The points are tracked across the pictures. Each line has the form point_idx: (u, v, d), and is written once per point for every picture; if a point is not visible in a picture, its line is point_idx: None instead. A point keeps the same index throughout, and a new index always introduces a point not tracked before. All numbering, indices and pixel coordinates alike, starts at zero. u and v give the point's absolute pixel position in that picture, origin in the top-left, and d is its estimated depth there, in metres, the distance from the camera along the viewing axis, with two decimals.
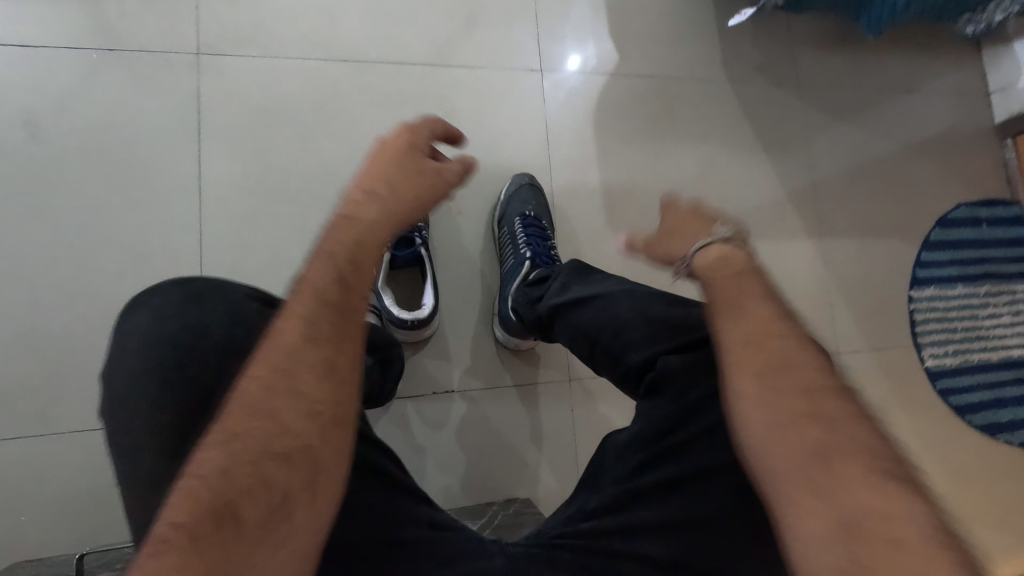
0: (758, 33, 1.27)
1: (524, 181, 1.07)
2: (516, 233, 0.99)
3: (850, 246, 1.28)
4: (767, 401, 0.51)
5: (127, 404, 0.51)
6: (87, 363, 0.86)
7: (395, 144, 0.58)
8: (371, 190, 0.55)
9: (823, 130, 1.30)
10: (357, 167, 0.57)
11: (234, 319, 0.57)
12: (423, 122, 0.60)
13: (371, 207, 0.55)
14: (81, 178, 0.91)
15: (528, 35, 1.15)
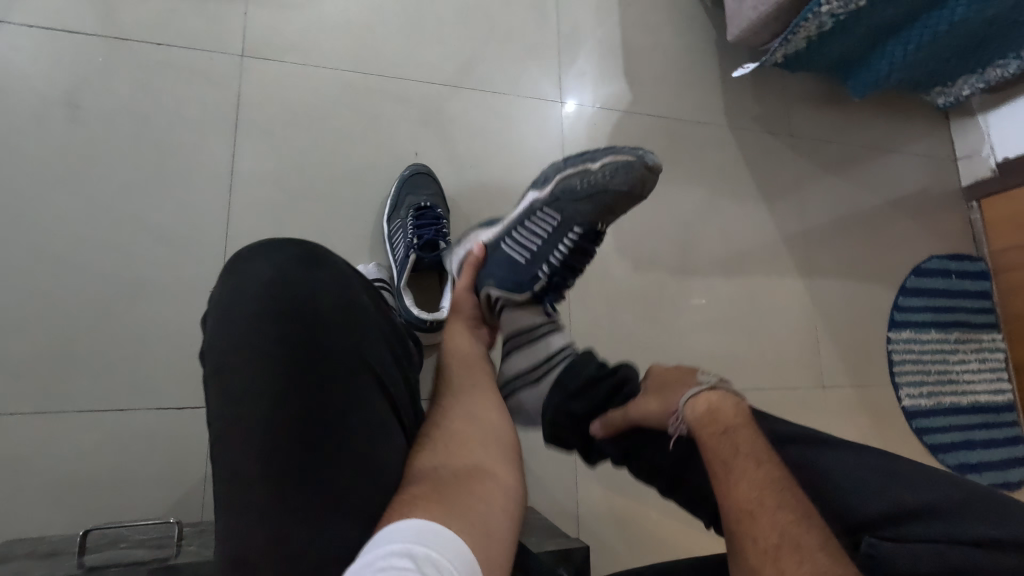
0: (757, 87, 1.39)
1: (632, 170, 0.73)
2: (567, 234, 0.77)
3: (835, 286, 1.37)
4: (764, 543, 0.56)
5: (234, 359, 0.52)
6: (102, 341, 0.88)
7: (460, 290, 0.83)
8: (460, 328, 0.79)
9: (811, 178, 1.41)
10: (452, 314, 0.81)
11: (341, 291, 0.58)
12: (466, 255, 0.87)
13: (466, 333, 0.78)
14: (116, 162, 0.94)
15: (550, 69, 1.24)
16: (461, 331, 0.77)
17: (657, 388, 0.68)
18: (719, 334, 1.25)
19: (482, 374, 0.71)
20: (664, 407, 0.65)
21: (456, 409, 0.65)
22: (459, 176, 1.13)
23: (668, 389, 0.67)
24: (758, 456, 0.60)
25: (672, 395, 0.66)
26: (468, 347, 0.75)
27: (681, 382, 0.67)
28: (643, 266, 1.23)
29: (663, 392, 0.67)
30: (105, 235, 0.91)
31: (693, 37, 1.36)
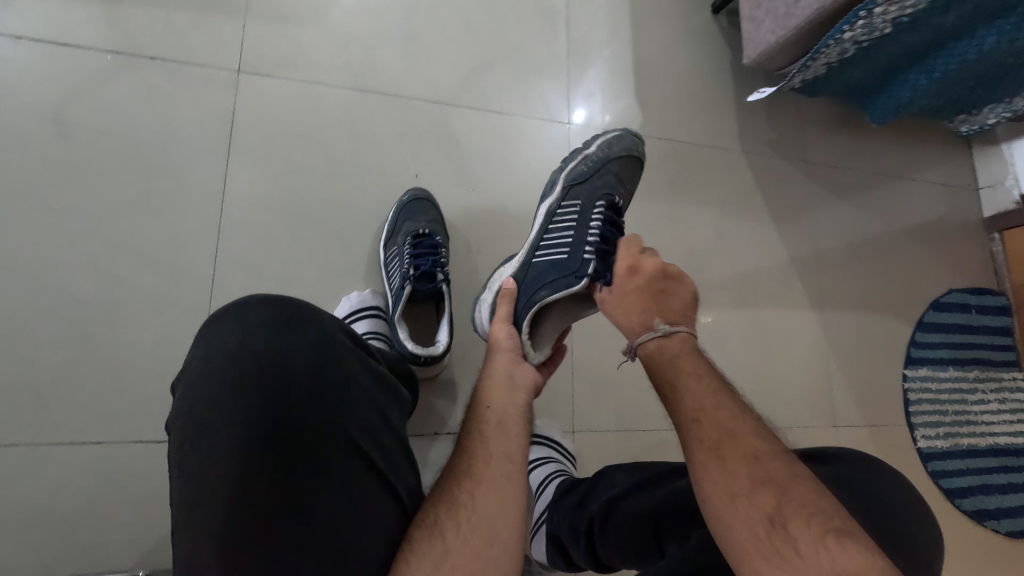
0: (773, 111, 1.34)
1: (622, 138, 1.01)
2: (589, 215, 0.89)
3: (849, 319, 1.31)
4: (733, 455, 0.55)
5: (195, 440, 0.48)
6: (81, 369, 0.84)
7: (506, 343, 0.73)
8: (501, 382, 0.66)
9: (826, 205, 1.36)
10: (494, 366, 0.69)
11: (318, 353, 0.53)
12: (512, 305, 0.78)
13: (508, 393, 0.64)
14: (102, 179, 0.90)
15: (558, 89, 1.20)
16: (500, 384, 0.65)
17: (636, 285, 0.70)
18: (727, 367, 1.20)
19: (514, 455, 0.58)
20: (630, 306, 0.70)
21: (475, 513, 0.52)
22: (460, 200, 1.09)
23: (645, 299, 0.69)
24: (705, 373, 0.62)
25: (643, 300, 0.69)
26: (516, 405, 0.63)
27: (654, 296, 0.69)
28: None
29: (636, 296, 0.69)
30: (89, 257, 0.87)
31: (707, 58, 1.31)
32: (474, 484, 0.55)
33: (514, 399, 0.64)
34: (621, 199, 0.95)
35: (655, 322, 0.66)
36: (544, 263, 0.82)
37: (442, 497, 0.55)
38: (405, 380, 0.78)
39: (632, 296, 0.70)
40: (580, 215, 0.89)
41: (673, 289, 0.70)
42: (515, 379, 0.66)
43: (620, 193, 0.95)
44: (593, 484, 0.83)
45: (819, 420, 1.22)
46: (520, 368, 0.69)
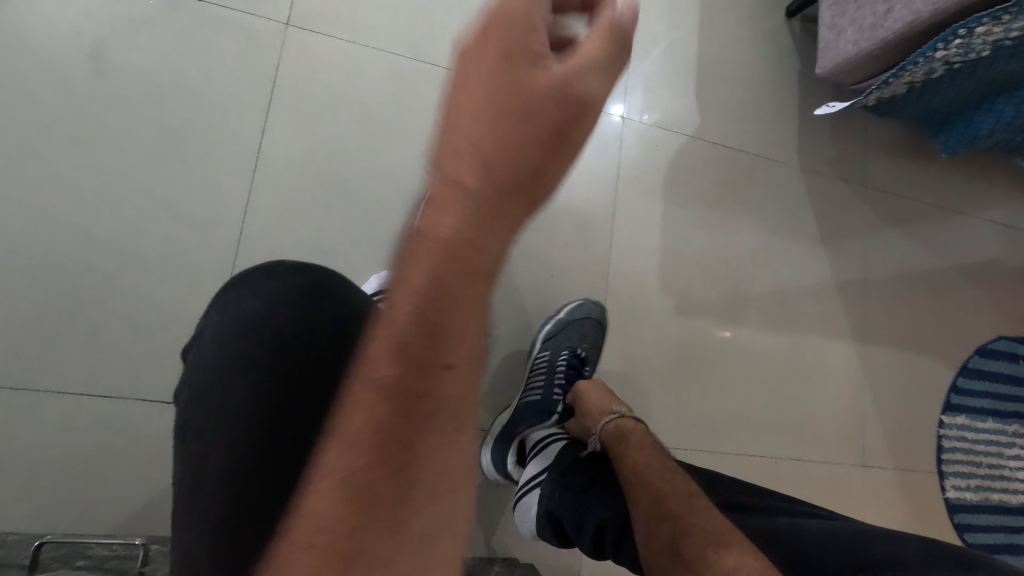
0: (838, 128, 1.27)
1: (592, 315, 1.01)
2: (555, 369, 0.97)
3: (889, 356, 1.25)
4: (669, 492, 0.64)
5: (198, 406, 0.45)
6: (93, 319, 0.81)
7: (509, 78, 0.34)
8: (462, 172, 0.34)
9: (880, 232, 1.28)
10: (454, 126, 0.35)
11: (339, 332, 0.49)
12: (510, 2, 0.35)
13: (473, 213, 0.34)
14: (135, 123, 0.86)
15: (616, 80, 1.13)
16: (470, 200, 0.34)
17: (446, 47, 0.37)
18: (759, 391, 1.13)
19: (447, 423, 0.33)
20: (477, 55, 0.35)
21: (396, 508, 0.31)
22: None
23: (513, 65, 0.35)
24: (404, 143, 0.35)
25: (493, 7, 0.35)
26: (459, 258, 0.33)
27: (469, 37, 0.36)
28: (688, 307, 1.10)
29: (502, 71, 0.35)
30: (114, 203, 0.83)
31: (775, 65, 1.24)
32: (391, 469, 0.31)
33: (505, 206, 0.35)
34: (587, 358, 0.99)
35: (614, 408, 0.83)
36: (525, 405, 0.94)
37: (336, 487, 0.31)
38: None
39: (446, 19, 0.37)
40: (545, 370, 0.98)
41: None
42: (427, 234, 0.34)
43: (588, 344, 0.98)
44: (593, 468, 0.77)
45: (847, 458, 1.16)
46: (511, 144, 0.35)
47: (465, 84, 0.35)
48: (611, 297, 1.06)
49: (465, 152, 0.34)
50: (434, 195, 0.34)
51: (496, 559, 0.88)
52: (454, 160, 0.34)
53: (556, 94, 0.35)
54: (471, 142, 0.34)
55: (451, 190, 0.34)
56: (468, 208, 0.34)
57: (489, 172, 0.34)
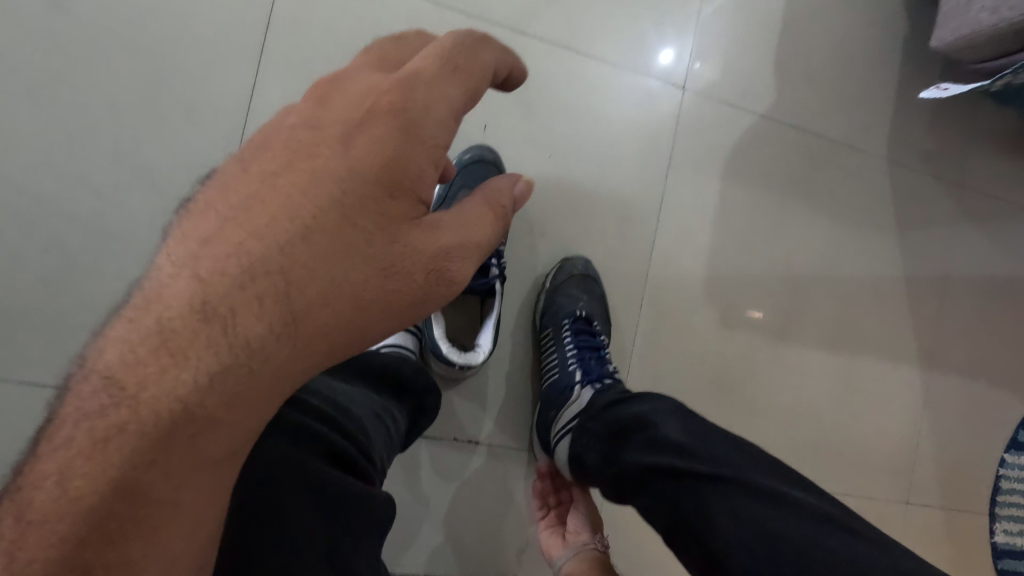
0: (937, 114, 1.06)
1: (576, 271, 0.87)
2: (563, 344, 0.82)
3: (958, 385, 1.09)
4: None
5: None
6: (47, 298, 0.71)
7: (342, 171, 0.32)
8: (252, 284, 0.29)
9: (970, 241, 1.09)
10: (223, 196, 0.31)
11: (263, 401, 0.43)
12: (416, 96, 0.34)
13: (258, 314, 0.29)
14: (103, 70, 0.74)
15: (680, 41, 0.94)
16: (267, 291, 0.30)
17: (270, 136, 0.33)
18: (804, 417, 1.00)
19: (177, 537, 0.28)
20: (311, 193, 0.32)
21: None
22: (531, 165, 0.88)
23: (348, 232, 0.32)
24: (184, 265, 0.29)
25: (354, 152, 0.33)
26: (158, 476, 0.27)
27: (314, 160, 0.32)
28: (735, 319, 0.96)
29: (328, 233, 0.31)
30: (75, 164, 0.72)
31: (873, 32, 1.02)
32: None
33: (339, 321, 0.32)
34: (585, 307, 0.85)
35: None
36: (547, 388, 0.81)
37: None
38: (419, 412, 0.63)
39: (296, 111, 0.34)
40: (553, 344, 0.83)
41: (456, 87, 0.35)
42: (127, 420, 0.27)
43: (589, 300, 0.85)
44: (626, 429, 0.64)
45: (891, 494, 1.04)
46: (312, 240, 0.31)
47: (273, 215, 0.31)
48: (647, 303, 0.92)
49: (227, 313, 0.29)
50: (156, 346, 0.28)
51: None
52: (217, 317, 0.29)
53: (386, 289, 0.33)
54: (243, 288, 0.29)
55: (183, 362, 0.28)
56: (200, 402, 0.28)
57: (256, 362, 0.29)
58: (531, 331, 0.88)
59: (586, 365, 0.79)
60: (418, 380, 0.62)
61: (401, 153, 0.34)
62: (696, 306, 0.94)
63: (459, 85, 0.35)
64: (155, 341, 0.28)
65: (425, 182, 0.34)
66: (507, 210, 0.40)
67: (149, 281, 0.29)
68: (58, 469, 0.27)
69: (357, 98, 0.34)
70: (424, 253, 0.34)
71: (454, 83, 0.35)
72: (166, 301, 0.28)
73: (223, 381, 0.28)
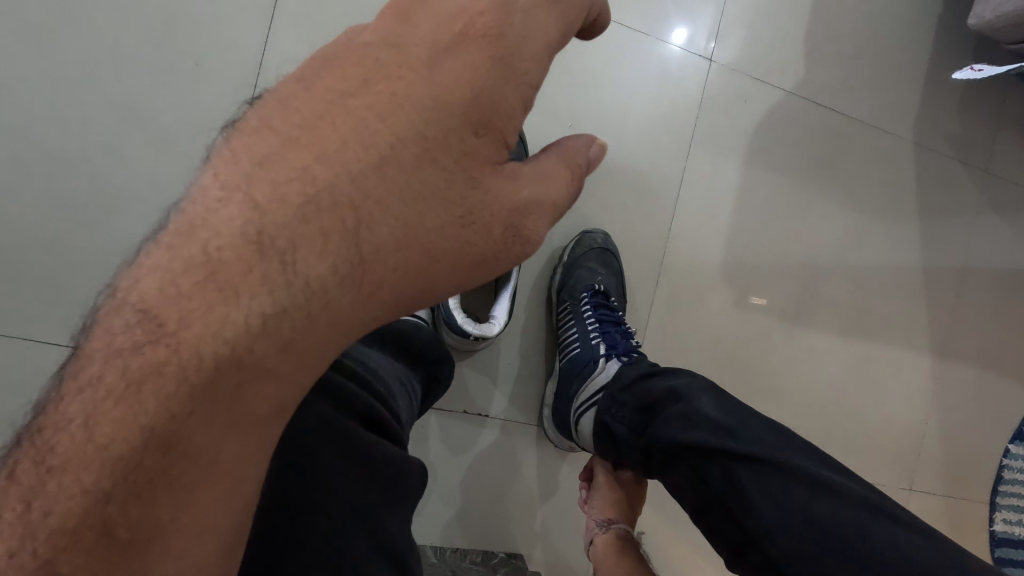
0: (967, 98, 1.03)
1: (596, 244, 0.85)
2: (583, 316, 0.80)
3: (968, 375, 1.08)
4: None
5: None
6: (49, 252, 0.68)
7: (427, 96, 0.30)
8: (320, 218, 0.28)
9: (990, 229, 1.08)
10: (289, 113, 0.29)
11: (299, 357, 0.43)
12: (517, 22, 0.32)
13: (322, 253, 0.28)
14: (110, 13, 0.71)
15: (707, 9, 0.91)
16: (336, 231, 0.28)
17: (337, 53, 0.31)
18: (814, 401, 0.99)
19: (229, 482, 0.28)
20: (386, 122, 0.30)
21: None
22: (551, 133, 0.85)
23: (426, 172, 0.30)
24: (236, 188, 0.27)
25: (439, 82, 0.31)
26: (198, 427, 0.26)
27: (389, 85, 0.30)
28: (750, 300, 0.94)
29: (405, 169, 0.30)
30: (80, 112, 0.70)
31: (907, 9, 0.99)
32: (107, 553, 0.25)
33: (406, 265, 0.30)
34: (603, 280, 0.83)
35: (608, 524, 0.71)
36: (568, 363, 0.79)
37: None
38: (434, 381, 0.62)
39: (372, 27, 0.32)
40: (572, 318, 0.81)
41: (554, 21, 0.33)
42: (166, 360, 0.26)
43: (607, 274, 0.84)
44: (658, 402, 0.63)
45: (895, 480, 1.03)
46: (385, 179, 0.29)
47: (344, 141, 0.29)
48: (663, 281, 0.91)
49: (285, 248, 0.27)
50: (203, 278, 0.26)
51: (502, 556, 0.80)
52: (273, 251, 0.27)
53: (460, 239, 0.32)
54: (311, 220, 0.27)
55: (234, 299, 0.26)
56: (250, 346, 0.26)
57: (317, 305, 0.28)
58: (548, 306, 0.86)
59: (611, 339, 0.78)
60: (433, 348, 0.60)
61: (495, 84, 0.31)
62: (710, 286, 0.92)
63: (557, 20, 0.33)
64: (200, 273, 0.26)
65: (512, 124, 0.32)
66: (582, 169, 0.37)
67: (193, 205, 0.27)
68: (87, 414, 0.26)
69: (447, 16, 0.31)
70: (503, 205, 0.33)
71: (553, 16, 0.33)
72: (213, 227, 0.27)
73: (276, 326, 0.27)
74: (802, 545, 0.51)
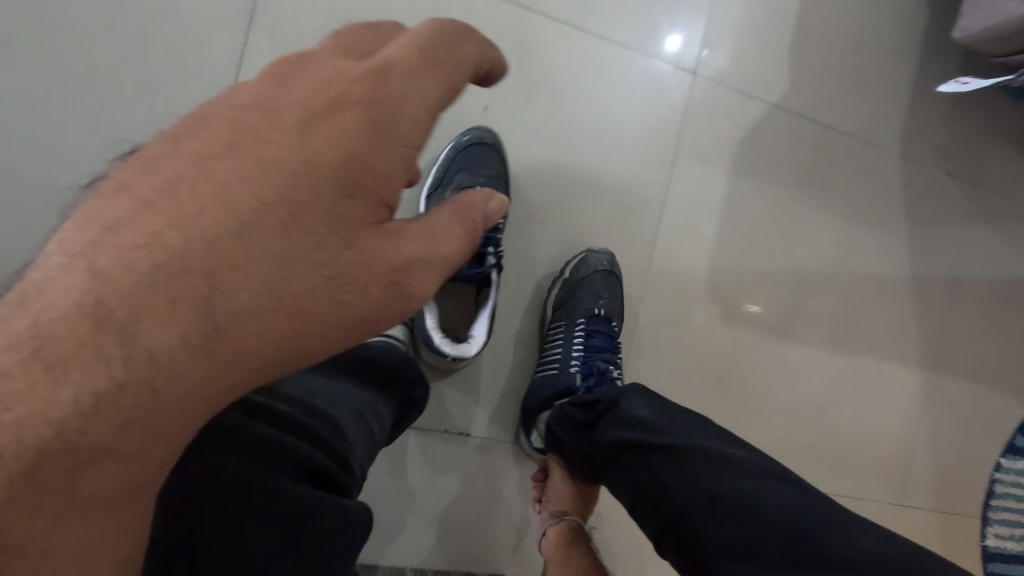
0: (955, 110, 1.03)
1: (601, 266, 0.84)
2: (573, 338, 0.81)
3: (960, 389, 1.07)
4: None
5: None
6: None
7: (300, 159, 0.30)
8: (171, 289, 0.27)
9: (981, 241, 1.07)
10: (149, 174, 0.28)
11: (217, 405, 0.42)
12: (393, 84, 0.32)
13: (173, 323, 0.26)
14: (90, 41, 0.72)
15: (692, 22, 0.90)
16: (184, 301, 0.27)
17: (210, 117, 0.30)
18: (802, 416, 0.98)
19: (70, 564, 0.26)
20: (251, 184, 0.29)
21: None
22: (533, 148, 0.84)
23: (296, 233, 0.30)
24: (82, 255, 0.26)
25: (316, 147, 0.30)
26: (22, 513, 0.25)
27: (261, 148, 0.30)
28: (737, 314, 0.93)
29: (265, 234, 0.29)
30: (60, 137, 0.71)
31: (893, 21, 0.99)
32: None
33: (273, 330, 0.29)
34: (603, 305, 0.83)
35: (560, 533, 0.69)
36: (540, 379, 0.79)
37: None
38: (407, 406, 0.61)
39: (248, 89, 0.31)
40: (563, 334, 0.82)
41: (435, 83, 0.33)
42: None
43: (609, 299, 0.83)
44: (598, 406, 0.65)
45: (885, 494, 1.02)
46: (242, 245, 0.28)
47: (201, 208, 0.28)
48: (648, 296, 0.90)
49: (125, 319, 0.26)
50: (28, 355, 0.25)
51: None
52: (113, 324, 0.26)
53: (336, 300, 0.30)
54: (164, 284, 0.26)
55: (64, 376, 0.25)
56: (82, 427, 0.25)
57: (161, 379, 0.26)
58: (533, 323, 0.85)
59: (593, 361, 0.79)
60: (407, 370, 0.60)
61: (375, 149, 0.32)
62: (696, 301, 0.91)
63: (438, 80, 0.33)
64: (26, 350, 0.25)
65: (392, 183, 0.32)
66: (479, 227, 0.36)
67: (34, 272, 0.26)
68: None
69: (332, 83, 0.32)
70: (384, 264, 0.32)
71: (432, 79, 0.33)
72: (49, 299, 0.25)
73: (135, 388, 0.26)
74: (731, 525, 0.53)
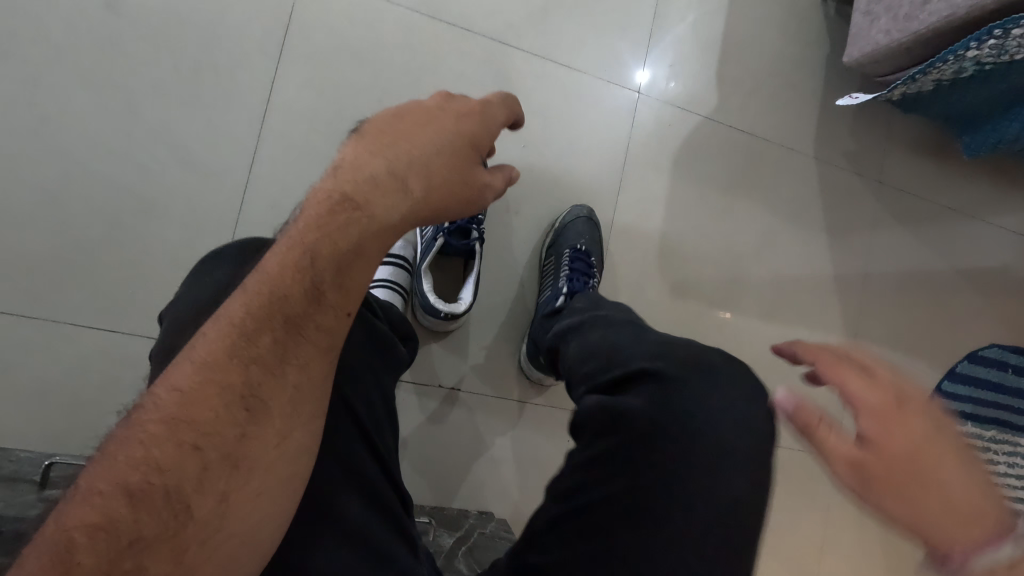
0: (858, 121, 1.24)
1: (582, 214, 1.02)
2: (560, 265, 0.96)
3: (880, 355, 1.25)
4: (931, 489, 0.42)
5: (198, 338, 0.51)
6: (94, 258, 0.84)
7: (452, 124, 0.53)
8: (414, 169, 0.50)
9: (888, 229, 1.26)
10: (383, 126, 0.52)
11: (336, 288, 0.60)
12: (492, 104, 0.55)
13: (415, 185, 0.50)
14: (146, 64, 0.88)
15: (634, 53, 1.11)
16: (417, 170, 0.50)
17: (405, 108, 0.53)
18: None
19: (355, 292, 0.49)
20: (436, 133, 0.52)
21: (301, 347, 0.46)
22: (508, 152, 1.03)
23: (455, 156, 0.52)
24: (370, 150, 0.50)
25: (460, 124, 0.53)
26: (355, 253, 0.48)
27: (433, 120, 0.53)
28: (682, 290, 1.11)
29: (444, 156, 0.51)
30: (123, 143, 0.86)
31: (802, 50, 1.21)
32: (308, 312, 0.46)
33: (437, 198, 0.51)
34: (587, 242, 0.99)
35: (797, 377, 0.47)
36: (540, 306, 0.96)
37: (257, 326, 0.45)
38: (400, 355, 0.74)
39: (429, 99, 0.54)
40: (553, 270, 0.98)
41: (506, 107, 0.56)
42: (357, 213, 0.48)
43: (589, 239, 1.00)
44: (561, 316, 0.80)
45: None
46: (438, 155, 0.51)
47: (418, 141, 0.51)
48: (608, 273, 1.07)
49: (404, 178, 0.50)
50: (361, 185, 0.49)
51: (473, 512, 0.92)
52: (399, 180, 0.50)
53: (463, 195, 0.52)
54: (397, 175, 0.50)
55: (385, 194, 0.49)
56: (385, 221, 0.49)
57: (408, 212, 0.50)
58: (513, 295, 1.01)
59: (574, 285, 0.92)
60: (403, 324, 0.72)
61: (484, 128, 0.54)
62: (648, 279, 1.09)
63: (506, 107, 0.56)
64: (368, 181, 0.49)
65: (488, 143, 0.54)
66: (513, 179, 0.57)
67: (350, 156, 0.50)
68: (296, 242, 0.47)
69: (457, 95, 0.55)
70: (478, 183, 0.53)
71: (509, 104, 0.57)
72: (366, 165, 0.50)
73: (405, 209, 0.50)
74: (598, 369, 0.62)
